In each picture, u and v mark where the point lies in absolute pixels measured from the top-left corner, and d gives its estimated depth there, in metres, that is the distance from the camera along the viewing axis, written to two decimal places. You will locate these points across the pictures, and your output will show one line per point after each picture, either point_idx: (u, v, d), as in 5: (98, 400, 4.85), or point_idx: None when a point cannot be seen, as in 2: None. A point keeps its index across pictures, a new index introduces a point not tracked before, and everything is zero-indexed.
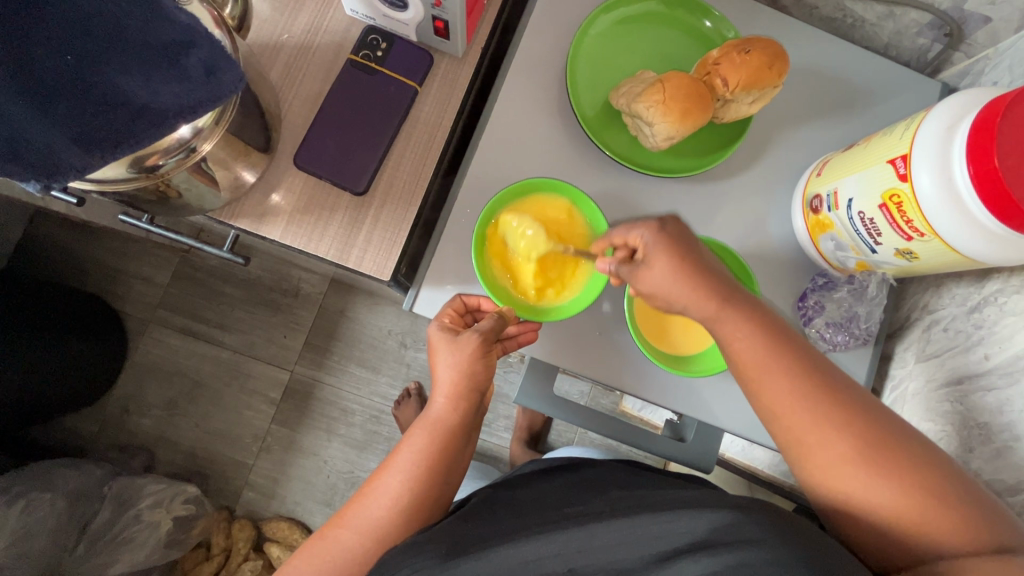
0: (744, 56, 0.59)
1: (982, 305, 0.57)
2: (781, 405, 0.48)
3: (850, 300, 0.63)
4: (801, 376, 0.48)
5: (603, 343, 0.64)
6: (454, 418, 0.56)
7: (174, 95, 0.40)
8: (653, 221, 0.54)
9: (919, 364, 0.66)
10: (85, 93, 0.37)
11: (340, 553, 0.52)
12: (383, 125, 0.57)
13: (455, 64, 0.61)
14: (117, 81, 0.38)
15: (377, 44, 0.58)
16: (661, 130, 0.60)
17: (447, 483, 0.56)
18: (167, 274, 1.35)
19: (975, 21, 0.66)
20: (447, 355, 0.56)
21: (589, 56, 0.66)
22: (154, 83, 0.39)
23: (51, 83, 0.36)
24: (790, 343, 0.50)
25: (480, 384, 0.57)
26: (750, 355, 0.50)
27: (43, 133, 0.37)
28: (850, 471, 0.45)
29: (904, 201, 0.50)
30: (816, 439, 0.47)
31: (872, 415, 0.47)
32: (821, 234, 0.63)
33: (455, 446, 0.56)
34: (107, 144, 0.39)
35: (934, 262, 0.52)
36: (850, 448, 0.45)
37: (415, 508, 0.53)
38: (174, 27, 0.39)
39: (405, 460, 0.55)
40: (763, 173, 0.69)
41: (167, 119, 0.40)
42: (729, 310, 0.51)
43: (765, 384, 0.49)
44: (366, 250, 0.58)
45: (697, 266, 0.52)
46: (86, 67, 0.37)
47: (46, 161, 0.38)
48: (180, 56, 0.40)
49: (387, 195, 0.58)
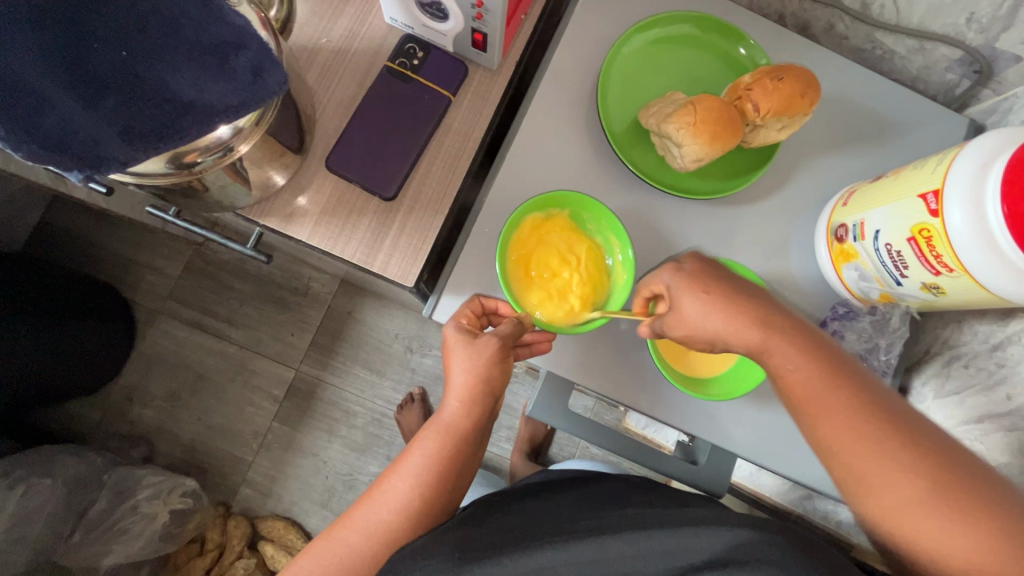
0: (777, 83, 0.59)
1: (1005, 344, 0.57)
2: (838, 438, 0.46)
3: (871, 331, 0.63)
4: (861, 410, 0.46)
5: (619, 360, 0.64)
6: (467, 422, 0.55)
7: (220, 94, 0.40)
8: (671, 263, 0.55)
9: (939, 400, 0.65)
10: (133, 87, 0.38)
11: (348, 555, 0.52)
12: (415, 133, 0.57)
13: (488, 76, 0.61)
14: (170, 75, 0.38)
15: (414, 52, 0.58)
16: (690, 152, 0.60)
17: (456, 486, 0.56)
18: (180, 267, 1.36)
19: (1005, 60, 0.67)
20: (461, 352, 0.55)
21: (623, 74, 0.67)
22: (203, 81, 0.39)
23: (104, 77, 0.37)
24: (846, 372, 0.48)
25: (494, 389, 0.56)
26: (801, 385, 0.48)
27: (92, 125, 0.37)
28: (915, 505, 0.43)
29: (934, 236, 0.50)
30: (870, 468, 0.45)
31: (930, 446, 0.44)
32: (844, 264, 0.63)
33: (465, 451, 0.55)
34: (148, 138, 0.39)
35: (960, 298, 0.52)
36: (915, 487, 0.43)
37: (424, 509, 0.53)
38: (228, 27, 0.40)
39: (417, 462, 0.54)
40: (787, 199, 0.69)
41: (213, 118, 0.40)
42: (775, 340, 0.50)
43: (819, 415, 0.47)
44: (391, 256, 0.58)
45: (733, 299, 0.52)
46: (137, 62, 0.37)
47: (90, 153, 0.37)
48: (229, 56, 0.40)
49: (415, 202, 0.58)
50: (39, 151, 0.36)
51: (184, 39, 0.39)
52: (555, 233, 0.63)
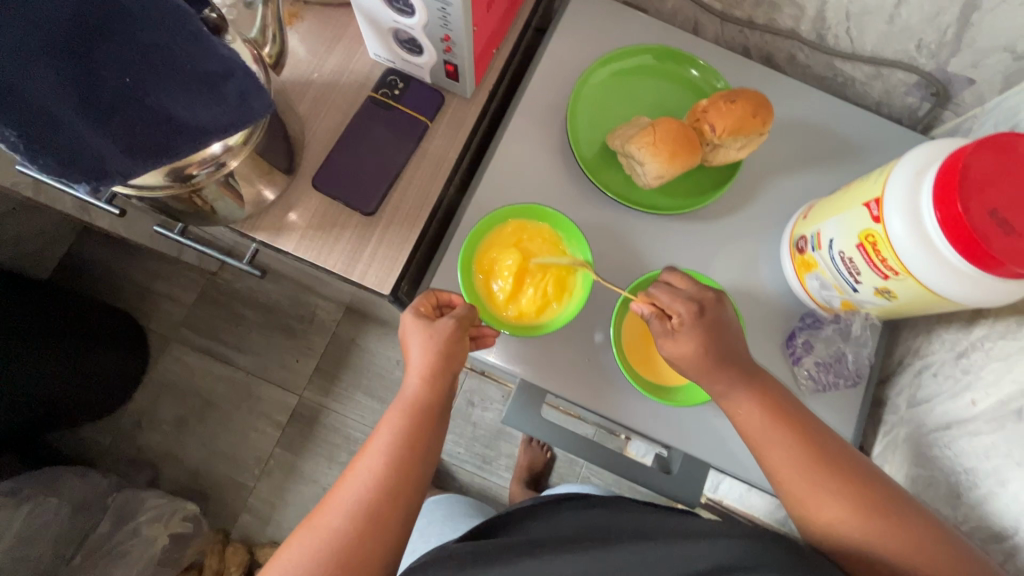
0: (729, 105, 0.63)
1: (970, 350, 0.58)
2: (782, 471, 0.53)
3: (837, 340, 0.65)
4: (802, 445, 0.53)
5: (590, 368, 0.65)
6: (431, 397, 0.58)
7: (212, 117, 0.46)
8: (697, 304, 0.57)
9: (911, 410, 0.65)
10: (136, 110, 0.43)
11: (329, 540, 0.51)
12: (394, 155, 0.62)
13: (463, 104, 0.66)
14: (165, 100, 0.44)
15: (395, 84, 0.64)
16: (652, 170, 0.64)
17: (427, 462, 0.57)
18: (192, 295, 1.43)
19: (960, 82, 0.71)
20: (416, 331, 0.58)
21: (592, 101, 0.72)
22: (196, 106, 0.45)
23: (112, 101, 0.42)
24: (787, 409, 0.55)
25: (454, 365, 0.59)
26: (752, 425, 0.55)
27: (99, 142, 0.43)
28: (854, 523, 0.49)
29: (878, 241, 0.52)
30: (814, 495, 0.51)
31: (856, 468, 0.52)
32: (806, 273, 0.65)
33: (431, 426, 0.58)
34: (147, 153, 0.45)
35: (912, 301, 0.54)
36: (853, 507, 0.50)
37: (399, 484, 0.54)
38: (217, 58, 0.45)
39: (387, 440, 0.56)
40: (753, 215, 0.72)
41: (204, 137, 0.46)
42: (738, 387, 0.56)
43: (768, 452, 0.54)
44: (370, 266, 0.62)
45: (723, 351, 0.56)
46: (140, 88, 0.43)
47: (95, 167, 0.43)
48: (219, 83, 0.46)
49: (394, 218, 0.63)
50: (54, 167, 0.42)
51: (180, 70, 0.43)
52: (535, 241, 0.65)
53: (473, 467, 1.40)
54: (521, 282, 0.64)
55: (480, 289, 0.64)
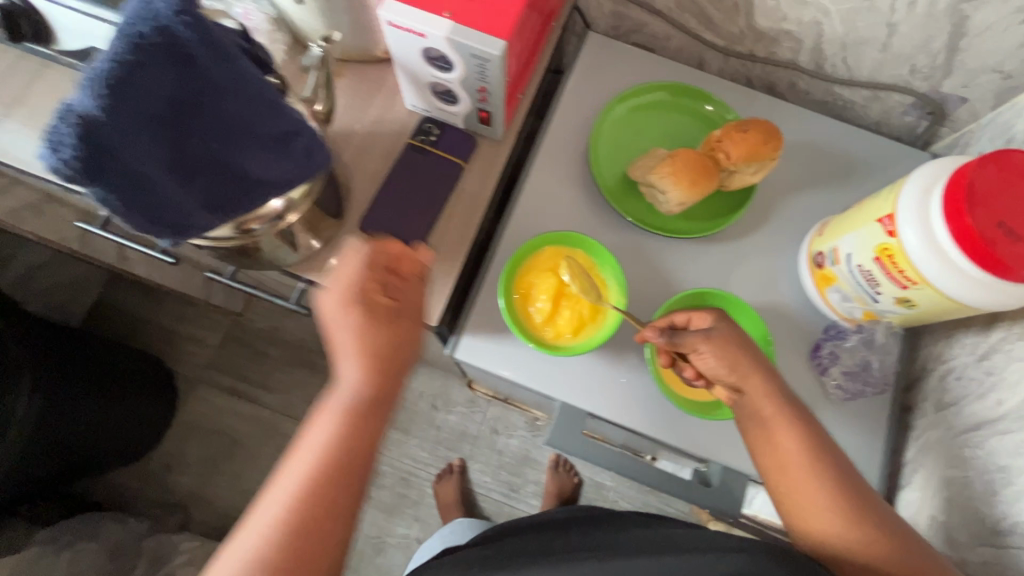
0: (742, 134, 0.68)
1: (991, 352, 0.61)
2: (784, 468, 0.56)
3: (861, 350, 0.67)
4: (809, 450, 0.55)
5: (627, 387, 0.68)
6: (367, 386, 0.54)
7: (282, 172, 0.51)
8: (722, 311, 0.62)
9: (939, 412, 0.67)
10: (220, 172, 0.48)
11: (252, 555, 0.48)
12: (434, 196, 0.67)
13: (493, 145, 0.71)
14: (246, 161, 0.49)
15: (431, 130, 0.69)
16: (674, 197, 0.69)
17: (372, 458, 0.54)
18: (218, 336, 1.47)
19: (954, 101, 0.76)
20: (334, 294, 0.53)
21: (610, 136, 0.77)
22: (270, 164, 0.50)
23: (200, 166, 0.47)
24: (797, 413, 0.57)
25: (393, 346, 0.55)
26: (773, 423, 0.57)
27: (188, 204, 0.48)
28: (841, 521, 0.52)
29: (895, 254, 0.56)
30: (809, 493, 0.54)
31: (852, 476, 0.55)
32: (827, 287, 0.68)
33: (370, 420, 0.54)
34: (229, 207, 0.50)
35: (932, 309, 0.58)
36: (843, 509, 0.53)
37: (341, 487, 0.51)
38: (287, 119, 0.50)
39: (315, 440, 0.52)
40: (770, 234, 0.76)
41: (274, 191, 0.52)
42: (754, 386, 0.59)
43: (773, 450, 0.57)
44: (417, 300, 0.66)
45: (750, 359, 0.59)
46: (224, 153, 0.47)
47: (181, 224, 0.49)
48: (289, 141, 0.51)
49: (436, 254, 0.67)
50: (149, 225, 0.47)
51: (260, 135, 0.49)
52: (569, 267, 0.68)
53: (500, 495, 1.41)
54: (559, 303, 0.67)
55: (518, 311, 0.67)
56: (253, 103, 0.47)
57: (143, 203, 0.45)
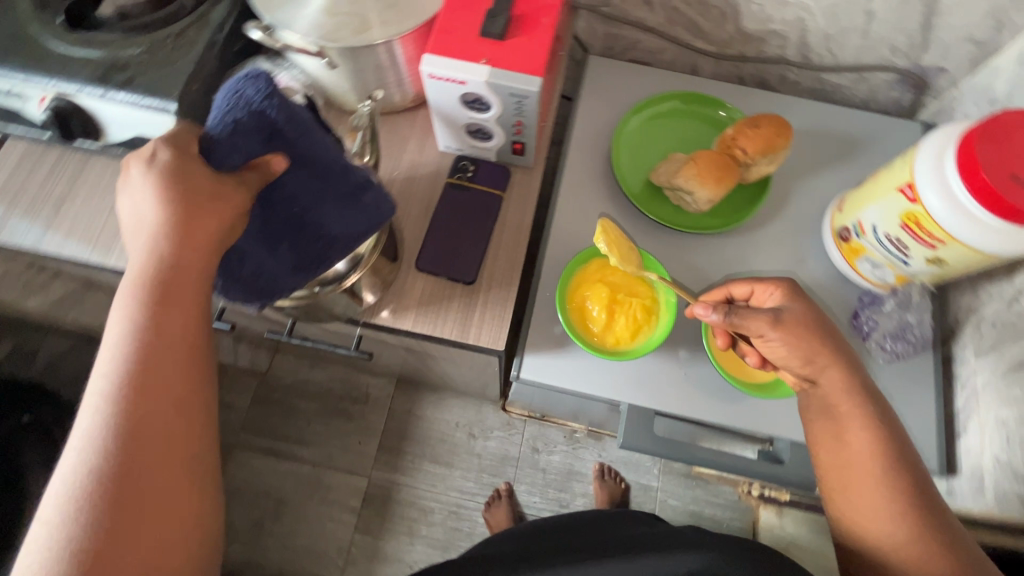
0: (755, 130, 0.73)
1: (1019, 296, 0.66)
2: (851, 459, 0.59)
3: (898, 312, 0.71)
4: (881, 441, 0.58)
5: (688, 381, 0.72)
6: (166, 272, 0.45)
7: (349, 226, 0.55)
8: (787, 281, 0.63)
9: (980, 359, 0.71)
10: (302, 232, 0.53)
11: (115, 460, 0.42)
12: (480, 228, 0.71)
13: (524, 172, 0.76)
14: (322, 222, 0.53)
15: (467, 167, 0.74)
16: (701, 196, 0.74)
17: (180, 358, 0.46)
18: (248, 398, 1.49)
19: (934, 72, 0.82)
20: (168, 247, 0.45)
21: (627, 148, 0.82)
22: (343, 218, 0.54)
23: (281, 228, 0.52)
24: (873, 398, 0.60)
25: (177, 222, 0.45)
26: (850, 408, 0.59)
27: (274, 265, 0.53)
28: (883, 520, 0.56)
29: (921, 218, 0.61)
30: (863, 487, 0.58)
31: (915, 479, 0.57)
32: (856, 259, 0.73)
33: (173, 312, 0.46)
34: (309, 265, 0.56)
35: (962, 264, 0.62)
36: (896, 509, 0.56)
37: (153, 386, 0.44)
38: (354, 179, 0.53)
39: (118, 337, 0.45)
40: (789, 217, 0.81)
41: (348, 246, 0.56)
42: (829, 367, 0.59)
43: (847, 439, 0.59)
44: (481, 327, 0.69)
45: (824, 341, 0.59)
46: (307, 216, 0.52)
47: (268, 285, 0.55)
48: (360, 196, 0.54)
49: (491, 281, 0.70)
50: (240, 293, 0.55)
51: (329, 196, 0.52)
52: (617, 274, 0.72)
53: (551, 513, 1.42)
54: (614, 309, 0.70)
55: (572, 322, 0.71)
56: (322, 168, 0.50)
57: (236, 275, 0.53)
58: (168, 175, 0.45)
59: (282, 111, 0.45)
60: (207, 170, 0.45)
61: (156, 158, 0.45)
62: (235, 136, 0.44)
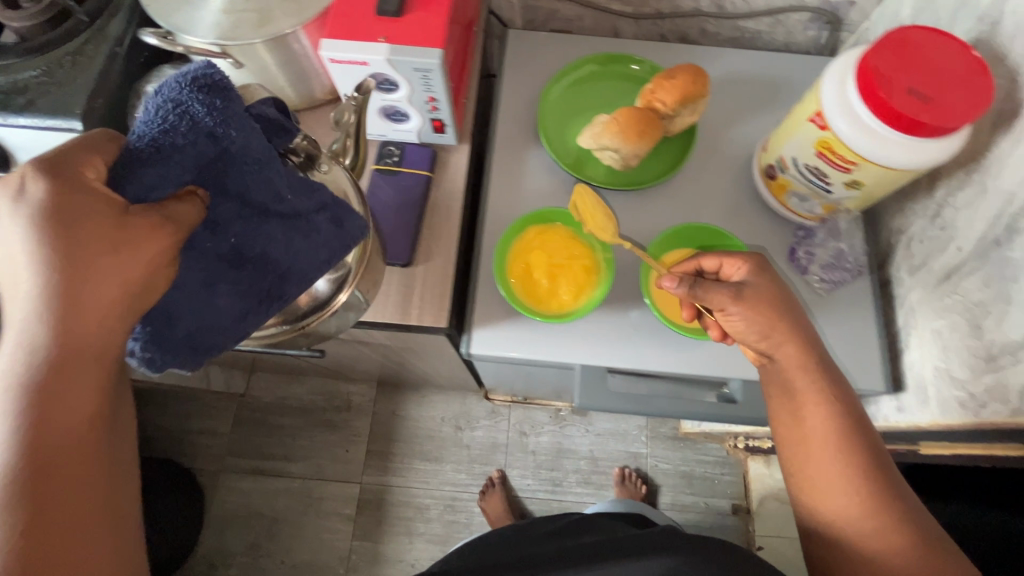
0: (671, 80, 0.73)
1: (942, 210, 0.69)
2: (805, 438, 0.57)
3: (829, 240, 0.75)
4: (838, 415, 0.57)
5: (635, 335, 0.73)
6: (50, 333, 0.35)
7: (313, 252, 0.53)
8: (755, 256, 0.63)
9: (915, 276, 0.73)
10: (252, 265, 0.50)
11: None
12: (411, 210, 0.71)
13: (451, 151, 0.76)
14: (271, 253, 0.50)
15: (393, 152, 0.74)
16: (625, 152, 0.74)
17: (74, 426, 0.36)
18: (229, 422, 1.47)
19: (844, 6, 0.84)
20: (43, 281, 0.35)
21: (554, 116, 0.82)
22: (296, 247, 0.51)
23: (232, 261, 0.48)
24: (829, 371, 0.59)
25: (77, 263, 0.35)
26: (804, 385, 0.58)
27: (230, 310, 0.50)
28: (838, 498, 0.54)
29: (832, 144, 0.62)
30: (822, 464, 0.56)
31: (876, 451, 0.55)
32: (785, 194, 0.74)
33: (62, 385, 0.36)
34: (263, 302, 0.52)
35: (877, 184, 0.64)
36: (854, 487, 0.54)
37: (45, 470, 0.35)
38: (315, 196, 0.52)
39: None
40: (721, 165, 0.82)
41: (307, 276, 0.54)
42: (786, 340, 0.59)
43: (805, 415, 0.58)
44: (423, 307, 0.69)
45: (785, 316, 0.59)
46: (249, 247, 0.48)
47: (209, 342, 0.51)
48: (313, 217, 0.52)
49: (427, 262, 0.71)
50: (179, 356, 0.50)
51: (272, 220, 0.49)
52: (554, 239, 0.73)
53: (545, 493, 1.43)
54: (555, 274, 0.71)
55: (513, 291, 0.70)
56: (257, 198, 0.47)
57: (170, 335, 0.47)
58: (51, 214, 0.35)
59: (222, 122, 0.41)
60: (111, 199, 0.37)
61: (25, 192, 0.35)
62: (165, 155, 0.39)
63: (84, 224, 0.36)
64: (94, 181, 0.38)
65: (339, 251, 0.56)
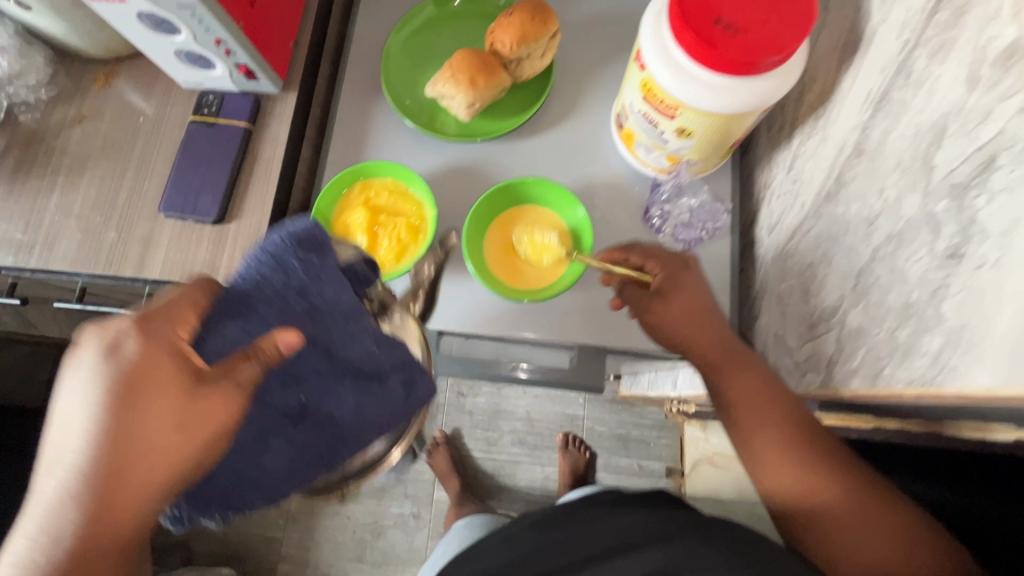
0: (509, 18, 0.67)
1: (795, 163, 0.62)
2: (755, 423, 0.54)
3: (684, 200, 0.69)
4: (761, 391, 0.55)
5: (465, 295, 0.68)
6: (142, 477, 0.41)
7: (360, 412, 0.56)
8: (680, 260, 0.59)
9: (771, 235, 0.67)
10: (318, 423, 0.55)
11: None
12: (224, 164, 0.67)
13: (276, 100, 0.71)
14: (336, 414, 0.55)
15: (211, 103, 0.69)
16: (461, 101, 0.69)
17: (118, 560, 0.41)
18: None
19: None
20: (101, 434, 0.40)
21: (399, 63, 0.75)
22: (364, 409, 0.56)
23: (295, 418, 0.53)
24: (736, 347, 0.57)
25: (155, 438, 0.41)
26: (735, 381, 0.55)
27: (277, 475, 0.54)
28: (807, 485, 0.51)
29: (651, 86, 0.55)
30: (779, 457, 0.52)
31: (804, 420, 0.53)
32: (633, 145, 0.67)
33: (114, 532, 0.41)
34: (311, 465, 0.56)
35: (706, 132, 0.57)
36: (808, 467, 0.51)
37: None
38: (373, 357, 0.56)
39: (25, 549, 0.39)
40: (584, 111, 0.75)
41: (369, 428, 0.58)
42: (703, 330, 0.57)
43: (738, 399, 0.55)
44: (231, 265, 0.66)
45: (705, 313, 0.57)
46: (314, 404, 0.54)
47: (242, 491, 0.53)
48: (384, 381, 0.58)
49: (241, 220, 0.68)
50: (222, 510, 0.53)
51: (347, 381, 0.55)
52: (382, 196, 0.70)
53: (479, 453, 1.42)
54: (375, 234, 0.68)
55: None
56: (342, 358, 0.54)
57: (209, 487, 0.51)
58: (125, 374, 0.41)
59: (310, 284, 0.51)
60: (186, 365, 0.42)
61: (117, 351, 0.41)
62: (249, 316, 0.47)
63: (156, 387, 0.41)
64: (184, 340, 0.43)
65: (405, 413, 0.61)
